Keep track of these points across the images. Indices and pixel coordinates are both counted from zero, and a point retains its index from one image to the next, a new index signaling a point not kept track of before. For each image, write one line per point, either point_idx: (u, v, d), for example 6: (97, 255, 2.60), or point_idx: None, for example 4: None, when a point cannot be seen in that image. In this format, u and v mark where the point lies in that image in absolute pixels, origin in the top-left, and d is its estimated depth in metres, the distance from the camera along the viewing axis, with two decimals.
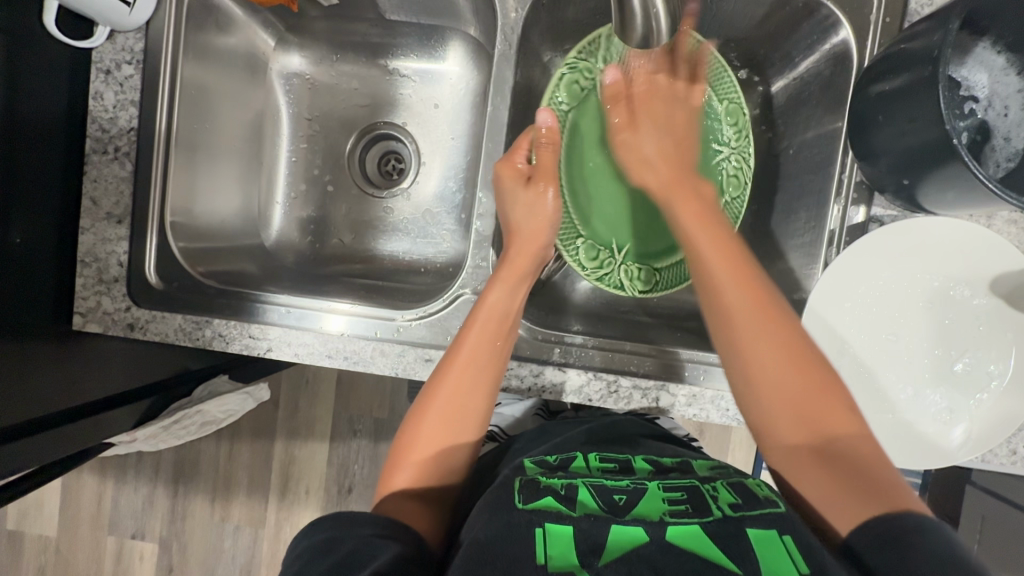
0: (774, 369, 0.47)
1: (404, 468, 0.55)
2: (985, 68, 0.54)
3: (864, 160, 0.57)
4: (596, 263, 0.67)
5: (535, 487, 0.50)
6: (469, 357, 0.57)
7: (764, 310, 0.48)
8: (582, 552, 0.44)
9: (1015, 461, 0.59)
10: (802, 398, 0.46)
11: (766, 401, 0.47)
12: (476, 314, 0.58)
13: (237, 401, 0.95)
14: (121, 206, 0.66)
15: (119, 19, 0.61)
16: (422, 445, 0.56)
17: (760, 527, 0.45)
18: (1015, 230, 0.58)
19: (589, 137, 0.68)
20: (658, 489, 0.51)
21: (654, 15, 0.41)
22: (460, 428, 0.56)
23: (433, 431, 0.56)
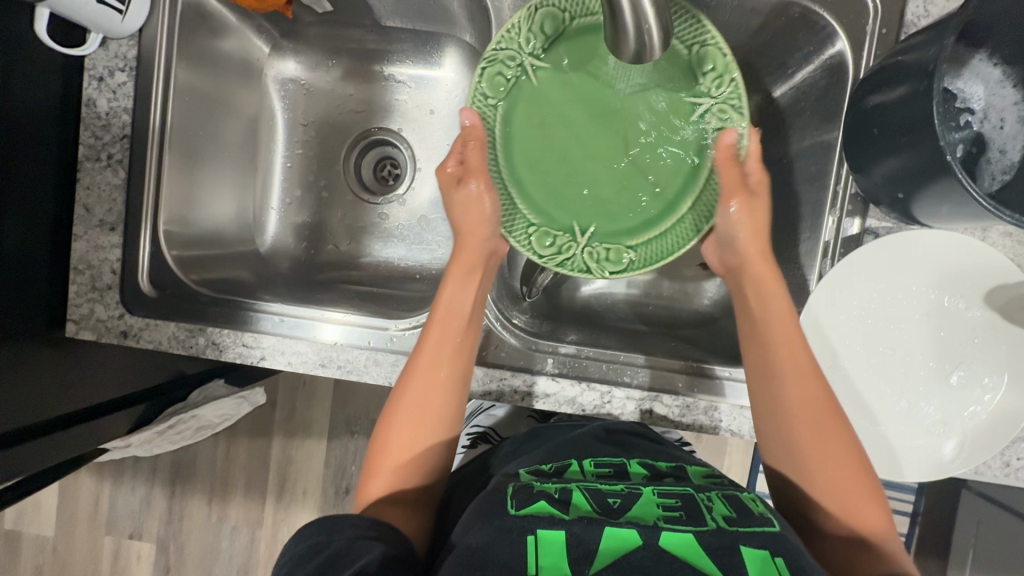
0: (802, 432, 0.52)
1: (379, 475, 0.56)
2: (981, 80, 0.54)
3: (859, 172, 0.57)
4: (554, 250, 0.57)
5: (529, 491, 0.50)
6: (433, 358, 0.57)
7: (799, 369, 0.53)
8: (573, 559, 0.43)
9: (1009, 473, 0.59)
10: (830, 451, 0.51)
11: (792, 448, 0.52)
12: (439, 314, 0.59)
13: (233, 405, 0.95)
14: (115, 214, 0.65)
15: (111, 27, 0.61)
16: (388, 452, 0.56)
17: (753, 545, 0.45)
18: (1010, 242, 0.58)
19: (533, 115, 0.58)
20: (653, 495, 0.51)
21: (647, 30, 0.40)
22: (427, 428, 0.56)
23: (398, 431, 0.56)
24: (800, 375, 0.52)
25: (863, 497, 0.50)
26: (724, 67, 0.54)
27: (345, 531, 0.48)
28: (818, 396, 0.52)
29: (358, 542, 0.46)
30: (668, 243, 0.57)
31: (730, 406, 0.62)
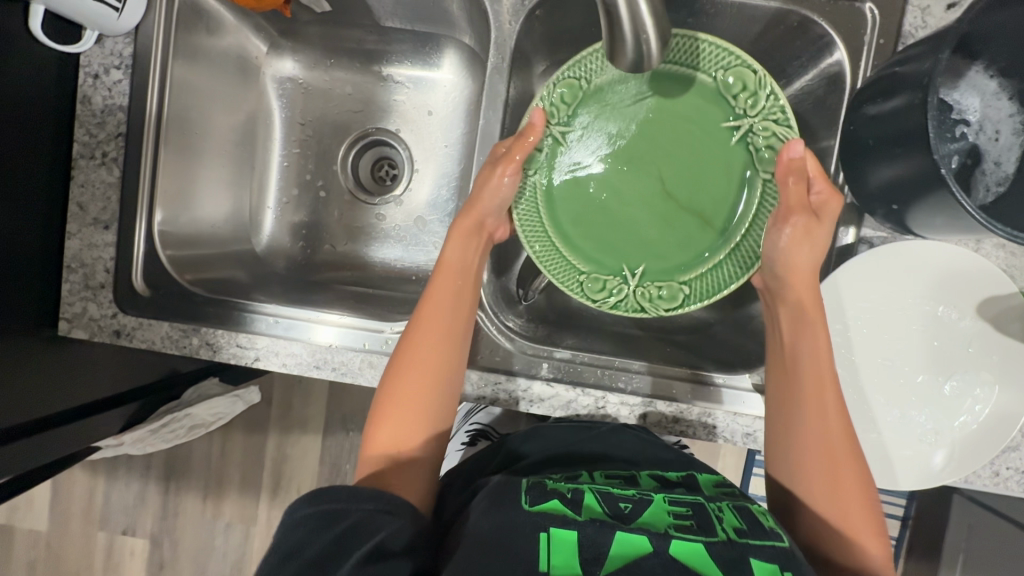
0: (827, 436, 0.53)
1: (382, 428, 0.56)
2: (977, 92, 0.54)
3: (855, 182, 0.57)
4: (605, 292, 0.62)
5: (543, 489, 0.50)
6: (434, 314, 0.58)
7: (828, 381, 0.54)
8: (585, 560, 0.44)
9: (998, 482, 0.59)
10: (848, 489, 0.52)
11: (803, 461, 0.54)
12: (443, 277, 0.60)
13: (225, 403, 0.93)
14: (108, 212, 0.65)
15: (108, 25, 0.60)
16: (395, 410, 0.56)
17: (763, 559, 0.45)
18: (1004, 253, 0.59)
19: (578, 175, 0.63)
20: (664, 503, 0.51)
21: (645, 40, 0.40)
22: (427, 398, 0.56)
23: (408, 395, 0.56)
24: (823, 416, 0.53)
25: (859, 511, 0.51)
26: (756, 83, 0.57)
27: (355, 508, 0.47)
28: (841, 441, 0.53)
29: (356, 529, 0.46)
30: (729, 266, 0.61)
31: (724, 412, 0.63)
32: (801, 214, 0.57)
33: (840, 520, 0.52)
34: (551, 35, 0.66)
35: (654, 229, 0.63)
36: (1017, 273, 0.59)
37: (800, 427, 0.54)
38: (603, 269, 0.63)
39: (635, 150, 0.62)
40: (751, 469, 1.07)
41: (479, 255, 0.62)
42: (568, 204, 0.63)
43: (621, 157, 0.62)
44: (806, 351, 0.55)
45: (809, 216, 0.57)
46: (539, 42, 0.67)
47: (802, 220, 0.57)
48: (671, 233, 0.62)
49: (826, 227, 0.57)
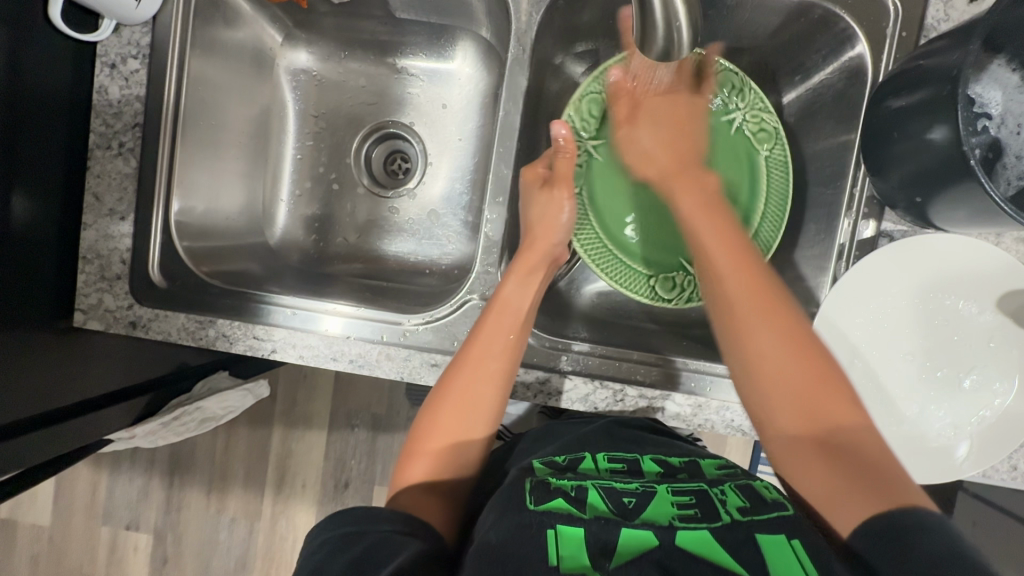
0: (774, 350, 0.49)
1: (421, 458, 0.56)
2: (999, 86, 0.53)
3: (877, 176, 0.57)
4: (677, 289, 0.67)
5: (547, 488, 0.50)
6: (482, 353, 0.57)
7: (757, 286, 0.51)
8: (593, 554, 0.44)
9: (1015, 476, 0.59)
10: (830, 436, 0.46)
11: (755, 377, 0.49)
12: (498, 307, 0.58)
13: (237, 398, 0.92)
14: (125, 202, 0.65)
15: (126, 13, 0.60)
16: (434, 434, 0.56)
17: (769, 532, 0.45)
18: (1022, 248, 0.59)
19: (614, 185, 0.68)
20: (667, 492, 0.51)
21: (676, 28, 0.40)
22: (472, 421, 0.57)
23: (446, 414, 0.56)
24: (761, 328, 0.49)
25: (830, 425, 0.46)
26: (740, 82, 0.64)
27: (378, 525, 0.48)
28: (790, 352, 0.48)
29: (388, 538, 0.46)
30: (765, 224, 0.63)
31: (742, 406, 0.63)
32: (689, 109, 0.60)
33: (813, 438, 0.46)
34: (569, 27, 0.66)
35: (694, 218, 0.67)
36: None
37: (751, 342, 0.49)
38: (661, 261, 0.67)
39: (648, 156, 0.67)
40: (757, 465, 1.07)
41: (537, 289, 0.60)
42: (614, 211, 0.68)
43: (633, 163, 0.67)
44: (722, 265, 0.52)
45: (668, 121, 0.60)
46: (558, 34, 0.66)
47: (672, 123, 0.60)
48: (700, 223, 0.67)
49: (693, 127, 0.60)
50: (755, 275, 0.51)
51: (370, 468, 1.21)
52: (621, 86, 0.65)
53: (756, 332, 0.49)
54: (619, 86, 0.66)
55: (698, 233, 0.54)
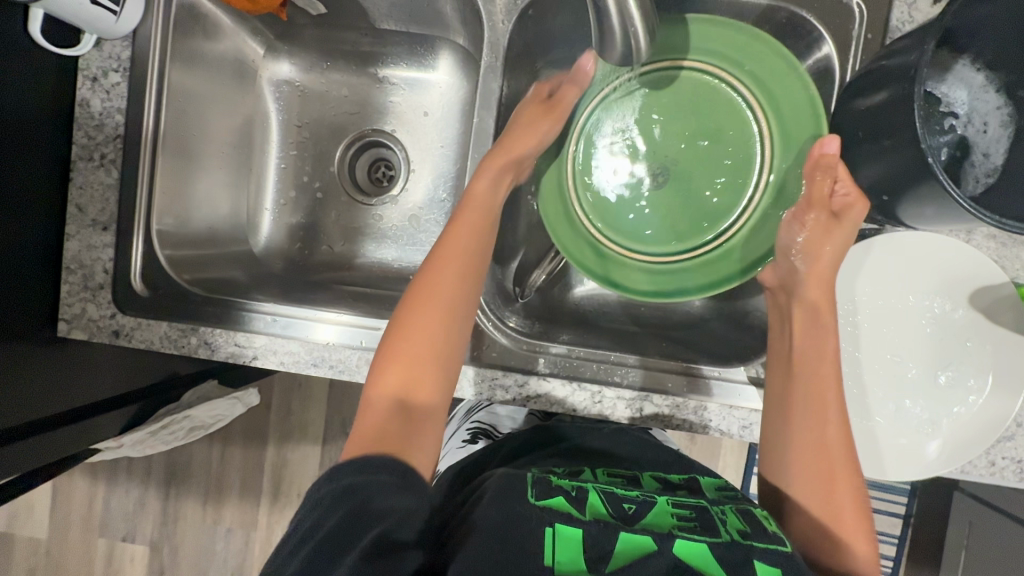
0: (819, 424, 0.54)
1: (366, 418, 0.54)
2: (965, 85, 0.54)
3: (846, 175, 0.58)
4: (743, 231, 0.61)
5: (548, 485, 0.51)
6: (443, 292, 0.58)
7: (823, 385, 0.55)
8: (590, 558, 0.44)
9: (994, 472, 0.59)
10: (841, 501, 0.52)
11: (801, 464, 0.54)
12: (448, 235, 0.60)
13: (225, 406, 0.93)
14: (107, 213, 0.66)
15: (106, 28, 0.61)
16: (360, 437, 0.53)
17: (767, 561, 0.45)
18: (995, 244, 0.59)
19: (704, 109, 0.62)
20: (667, 505, 0.51)
21: (633, 34, 0.41)
22: (422, 381, 0.56)
23: (401, 366, 0.56)
24: (822, 403, 0.54)
25: (848, 498, 0.53)
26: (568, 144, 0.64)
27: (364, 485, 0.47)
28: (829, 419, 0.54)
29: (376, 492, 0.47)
30: (636, 291, 0.62)
31: (719, 405, 0.63)
32: (818, 208, 0.57)
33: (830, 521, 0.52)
34: (543, 35, 0.67)
35: (709, 182, 0.62)
36: (1009, 263, 0.59)
37: (797, 421, 0.55)
38: (808, 83, 0.58)
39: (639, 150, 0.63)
40: (750, 468, 1.07)
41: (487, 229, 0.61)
42: (748, 57, 0.59)
43: (652, 145, 0.63)
44: (804, 341, 0.56)
45: (828, 216, 0.57)
46: (532, 43, 0.68)
47: (819, 216, 0.57)
48: (726, 172, 0.62)
49: (843, 230, 0.57)
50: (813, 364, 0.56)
51: None
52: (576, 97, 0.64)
53: (800, 420, 0.55)
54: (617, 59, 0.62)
55: (801, 337, 0.56)
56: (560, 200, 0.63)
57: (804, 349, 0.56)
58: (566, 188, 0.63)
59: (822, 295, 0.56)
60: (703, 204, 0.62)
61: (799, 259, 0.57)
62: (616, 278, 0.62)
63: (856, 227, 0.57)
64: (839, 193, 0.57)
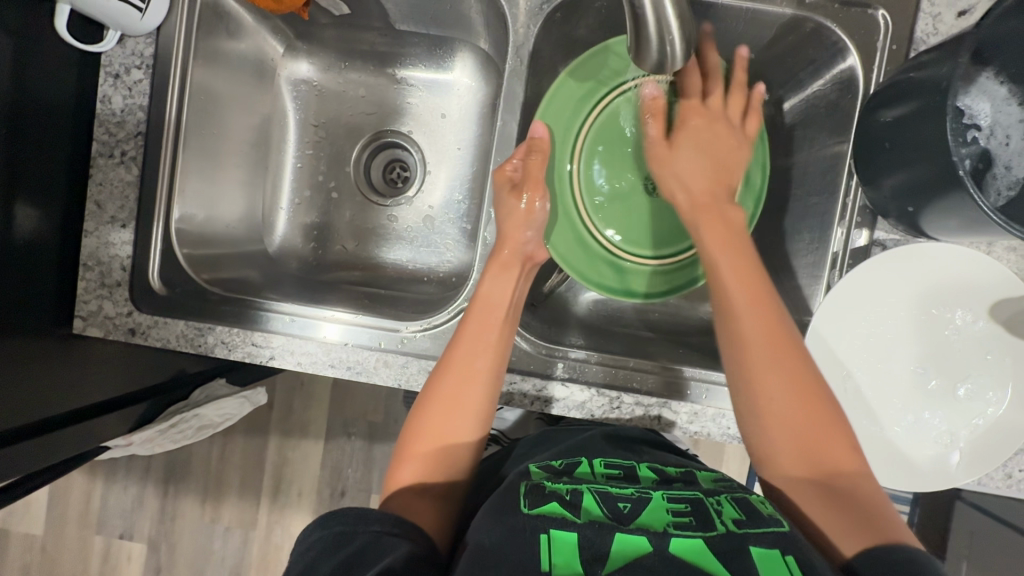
0: (773, 376, 0.52)
1: (408, 462, 0.56)
2: (988, 97, 0.54)
3: (869, 185, 0.58)
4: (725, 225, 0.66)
5: (542, 491, 0.51)
6: (466, 355, 0.58)
7: (777, 338, 0.53)
8: (585, 560, 0.44)
9: (1010, 484, 0.59)
10: (813, 433, 0.51)
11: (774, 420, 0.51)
12: (481, 307, 0.60)
13: (235, 405, 0.91)
14: (126, 211, 0.65)
15: (131, 25, 0.61)
16: (415, 459, 0.56)
17: (763, 545, 0.45)
18: (1014, 257, 0.59)
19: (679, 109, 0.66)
20: (662, 500, 0.51)
21: (670, 41, 0.41)
22: (458, 425, 0.57)
23: (438, 414, 0.57)
24: (772, 369, 0.52)
25: (839, 448, 0.50)
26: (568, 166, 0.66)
27: (369, 526, 0.48)
28: (786, 360, 0.52)
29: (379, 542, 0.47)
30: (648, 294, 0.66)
31: None
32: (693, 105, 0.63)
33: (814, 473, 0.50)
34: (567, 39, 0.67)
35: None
36: None
37: (761, 364, 0.52)
38: (729, 73, 0.65)
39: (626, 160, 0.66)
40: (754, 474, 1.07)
41: (517, 286, 0.62)
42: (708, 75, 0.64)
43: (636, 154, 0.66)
44: (740, 306, 0.54)
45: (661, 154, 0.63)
46: (555, 48, 0.68)
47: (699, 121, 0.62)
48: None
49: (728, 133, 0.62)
50: (775, 322, 0.54)
51: (366, 477, 1.20)
52: (567, 112, 0.65)
53: (758, 357, 0.52)
54: (594, 70, 0.64)
55: (741, 318, 0.54)
56: (571, 230, 0.66)
57: (738, 296, 0.55)
58: (573, 214, 0.66)
59: (709, 201, 0.60)
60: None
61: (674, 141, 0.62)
62: (636, 288, 0.66)
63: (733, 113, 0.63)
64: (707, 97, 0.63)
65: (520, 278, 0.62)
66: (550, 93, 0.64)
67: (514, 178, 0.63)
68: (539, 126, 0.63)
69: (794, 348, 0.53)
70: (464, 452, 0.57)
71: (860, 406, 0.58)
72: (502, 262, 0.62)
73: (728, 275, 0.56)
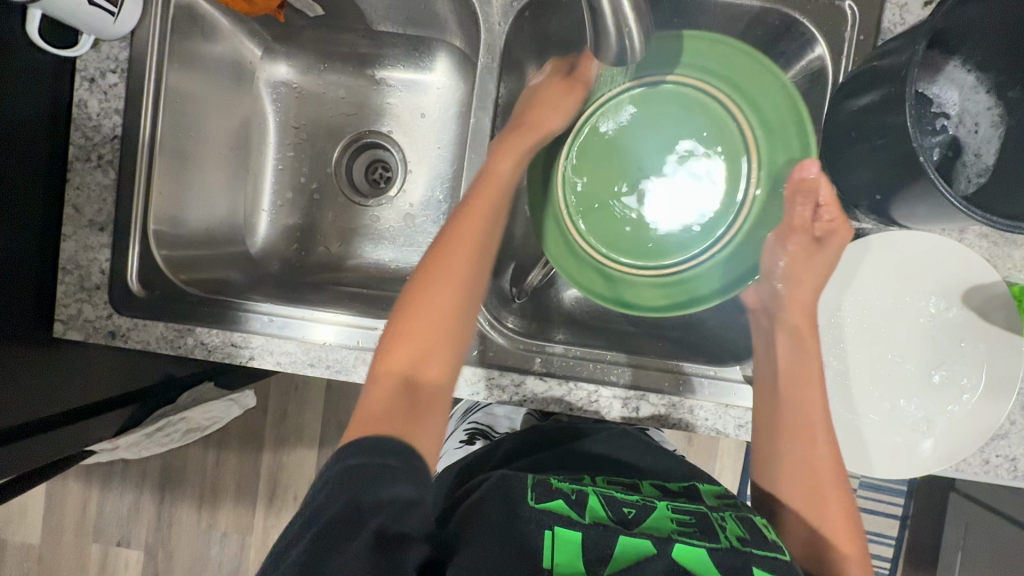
0: (806, 446, 0.58)
1: (389, 376, 0.54)
2: (956, 86, 0.55)
3: (839, 175, 0.58)
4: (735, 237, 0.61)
5: (548, 487, 0.52)
6: (447, 277, 0.57)
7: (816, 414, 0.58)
8: (589, 561, 0.46)
9: (988, 470, 0.59)
10: (822, 481, 0.57)
11: (799, 474, 0.58)
12: (456, 241, 0.58)
13: (222, 408, 0.94)
14: (104, 214, 0.66)
15: (104, 30, 0.61)
16: (396, 370, 0.54)
17: (765, 567, 0.46)
18: (987, 243, 0.60)
19: (687, 113, 0.62)
20: (667, 509, 0.52)
21: (628, 34, 0.41)
22: (439, 349, 0.55)
23: (422, 332, 0.55)
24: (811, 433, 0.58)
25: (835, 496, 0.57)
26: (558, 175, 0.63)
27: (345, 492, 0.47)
28: (818, 425, 0.58)
29: None
30: (648, 309, 0.61)
31: (715, 404, 0.63)
32: (801, 234, 0.60)
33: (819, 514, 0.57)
34: (540, 36, 0.68)
35: (689, 178, 0.62)
36: (1000, 261, 0.60)
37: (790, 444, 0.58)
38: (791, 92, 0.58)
39: (620, 167, 0.62)
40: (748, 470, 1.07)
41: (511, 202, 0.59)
42: (729, 69, 0.60)
43: (634, 159, 0.62)
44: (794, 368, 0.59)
45: (810, 238, 0.60)
46: (529, 45, 0.68)
47: (801, 241, 0.60)
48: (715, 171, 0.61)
49: (827, 254, 0.60)
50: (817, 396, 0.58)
51: None
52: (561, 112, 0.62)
53: (792, 445, 0.58)
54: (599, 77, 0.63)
55: (799, 365, 0.59)
56: (567, 252, 0.61)
57: (794, 387, 0.58)
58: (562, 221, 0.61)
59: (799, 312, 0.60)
60: (693, 204, 0.62)
61: (782, 284, 0.61)
62: (627, 298, 0.61)
63: (841, 251, 0.59)
64: (823, 218, 0.60)
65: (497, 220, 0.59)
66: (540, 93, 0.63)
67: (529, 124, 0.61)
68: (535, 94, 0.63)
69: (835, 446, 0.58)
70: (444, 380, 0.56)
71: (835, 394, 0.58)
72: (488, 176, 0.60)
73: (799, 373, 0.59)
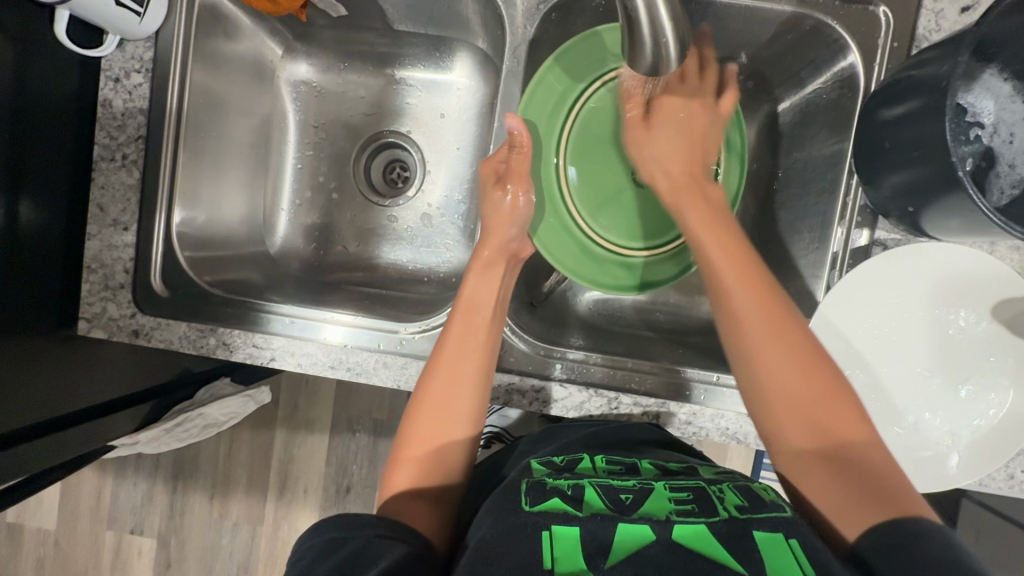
0: (784, 370, 0.49)
1: (405, 465, 0.56)
2: (992, 95, 0.53)
3: (869, 185, 0.58)
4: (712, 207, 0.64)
5: (543, 488, 0.50)
6: (454, 357, 0.58)
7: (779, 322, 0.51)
8: (589, 554, 0.43)
9: (1012, 485, 0.59)
10: (814, 405, 0.48)
11: (791, 401, 0.49)
12: (468, 312, 0.60)
13: (238, 404, 0.94)
14: (129, 212, 0.66)
15: (130, 30, 0.61)
16: (413, 455, 0.56)
17: (766, 529, 0.44)
18: (1017, 256, 0.59)
19: None
20: (664, 489, 0.50)
21: (664, 43, 0.41)
22: (450, 422, 0.57)
23: (431, 413, 0.57)
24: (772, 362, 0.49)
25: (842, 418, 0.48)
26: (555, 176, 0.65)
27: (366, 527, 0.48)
28: (776, 332, 0.50)
29: (382, 535, 0.47)
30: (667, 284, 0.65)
31: (737, 414, 0.63)
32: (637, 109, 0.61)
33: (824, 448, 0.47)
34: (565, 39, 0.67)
35: None
36: None
37: (773, 371, 0.49)
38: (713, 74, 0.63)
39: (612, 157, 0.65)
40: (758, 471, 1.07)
41: (501, 283, 0.62)
42: None
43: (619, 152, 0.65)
44: (735, 282, 0.52)
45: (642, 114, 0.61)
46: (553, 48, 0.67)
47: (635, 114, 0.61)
48: None
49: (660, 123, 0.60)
50: (768, 296, 0.51)
51: (370, 474, 1.21)
52: (552, 102, 0.63)
53: (763, 366, 0.50)
54: (582, 57, 0.63)
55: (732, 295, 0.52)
56: (571, 242, 0.65)
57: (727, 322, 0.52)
58: (566, 218, 0.65)
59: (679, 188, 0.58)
60: None
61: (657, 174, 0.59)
62: (649, 278, 0.65)
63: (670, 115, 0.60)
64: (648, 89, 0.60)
65: (504, 273, 0.63)
66: (533, 83, 0.62)
67: (499, 170, 0.64)
68: (512, 117, 0.59)
69: (783, 333, 0.50)
70: (456, 447, 0.57)
71: (860, 408, 0.58)
72: (483, 262, 0.62)
73: (737, 283, 0.52)
